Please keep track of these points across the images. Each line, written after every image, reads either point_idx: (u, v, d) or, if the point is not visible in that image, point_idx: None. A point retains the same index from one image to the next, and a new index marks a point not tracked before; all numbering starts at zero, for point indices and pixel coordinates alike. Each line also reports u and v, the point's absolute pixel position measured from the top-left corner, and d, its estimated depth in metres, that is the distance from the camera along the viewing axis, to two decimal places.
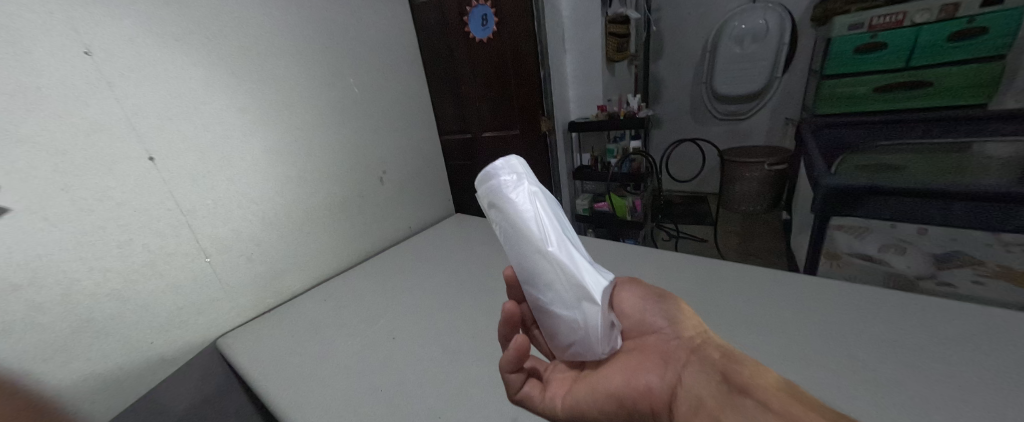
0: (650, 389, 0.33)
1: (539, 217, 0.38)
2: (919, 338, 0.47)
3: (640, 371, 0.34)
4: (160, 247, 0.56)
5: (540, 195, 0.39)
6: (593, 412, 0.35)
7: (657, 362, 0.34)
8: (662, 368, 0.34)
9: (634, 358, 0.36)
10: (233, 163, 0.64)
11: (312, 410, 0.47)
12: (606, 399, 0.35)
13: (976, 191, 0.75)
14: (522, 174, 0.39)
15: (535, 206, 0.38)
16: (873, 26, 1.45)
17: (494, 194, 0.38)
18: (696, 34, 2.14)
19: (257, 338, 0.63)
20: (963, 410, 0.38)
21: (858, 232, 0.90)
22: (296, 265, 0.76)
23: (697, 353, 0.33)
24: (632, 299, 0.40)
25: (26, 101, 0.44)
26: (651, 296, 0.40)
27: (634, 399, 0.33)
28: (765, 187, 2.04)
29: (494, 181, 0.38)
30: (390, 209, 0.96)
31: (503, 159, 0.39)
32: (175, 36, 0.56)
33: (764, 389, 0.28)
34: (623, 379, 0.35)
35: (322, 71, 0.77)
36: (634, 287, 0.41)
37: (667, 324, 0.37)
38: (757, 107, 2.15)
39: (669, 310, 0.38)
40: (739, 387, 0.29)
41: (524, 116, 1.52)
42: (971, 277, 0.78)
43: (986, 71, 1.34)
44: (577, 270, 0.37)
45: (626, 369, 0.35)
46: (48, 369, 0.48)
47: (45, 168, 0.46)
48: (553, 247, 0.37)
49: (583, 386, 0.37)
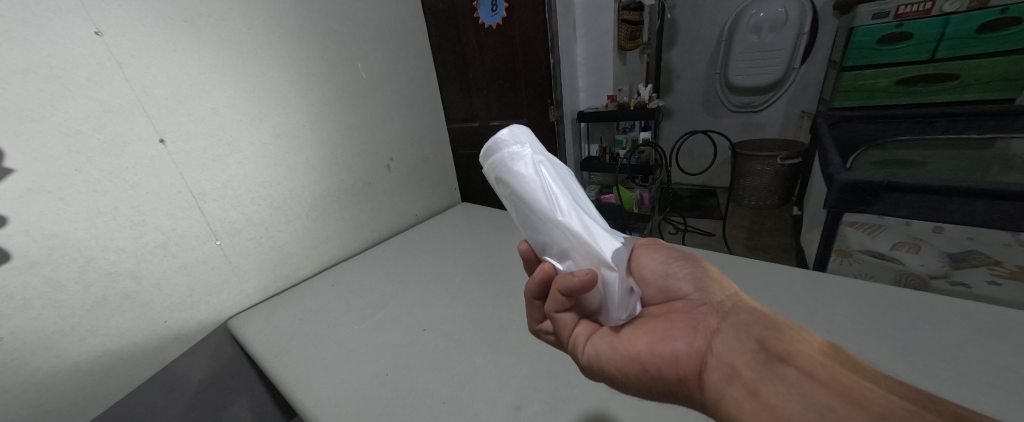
0: (677, 353, 0.31)
1: (545, 185, 0.37)
2: (934, 322, 0.47)
3: (667, 337, 0.33)
4: (171, 229, 0.57)
5: (545, 165, 0.38)
6: (612, 370, 0.35)
7: (686, 328, 0.32)
8: (692, 334, 0.32)
9: (658, 321, 0.35)
10: (242, 147, 0.64)
11: (321, 391, 0.47)
12: (627, 363, 0.34)
13: (1000, 191, 0.72)
14: (525, 143, 0.39)
15: (539, 173, 0.37)
16: (898, 15, 1.40)
17: (500, 169, 0.38)
18: (711, 22, 2.09)
19: (267, 319, 0.64)
20: (976, 397, 0.37)
21: (871, 230, 0.89)
22: (306, 249, 0.77)
23: (729, 318, 0.31)
24: (653, 263, 0.39)
25: (38, 80, 0.44)
26: (674, 257, 0.39)
27: (660, 365, 0.32)
28: (777, 181, 2.01)
29: (499, 154, 0.38)
30: (398, 196, 0.96)
31: (506, 130, 0.39)
32: (187, 18, 0.55)
33: (807, 355, 0.27)
34: (646, 345, 0.33)
35: (331, 55, 0.76)
36: (653, 251, 0.41)
37: (695, 289, 0.35)
38: (772, 99, 2.11)
39: (694, 273, 0.37)
40: (779, 354, 0.27)
41: (532, 105, 1.50)
42: (986, 278, 0.77)
43: (1015, 63, 1.29)
44: (590, 239, 0.36)
45: (649, 332, 0.34)
46: (66, 345, 0.49)
47: (58, 148, 0.46)
48: (564, 216, 0.37)
49: (603, 340, 0.36)
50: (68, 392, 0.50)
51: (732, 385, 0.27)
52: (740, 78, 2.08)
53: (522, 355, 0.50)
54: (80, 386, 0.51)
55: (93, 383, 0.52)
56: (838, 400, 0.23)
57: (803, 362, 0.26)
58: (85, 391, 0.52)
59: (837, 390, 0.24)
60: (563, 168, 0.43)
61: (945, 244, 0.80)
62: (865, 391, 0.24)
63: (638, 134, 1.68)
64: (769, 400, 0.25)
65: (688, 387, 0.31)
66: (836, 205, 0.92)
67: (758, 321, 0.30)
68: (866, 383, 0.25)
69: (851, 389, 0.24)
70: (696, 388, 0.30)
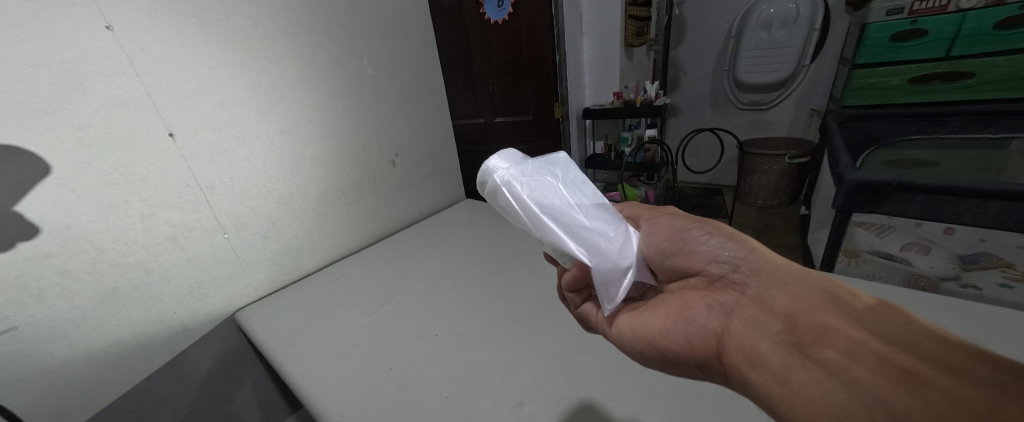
0: (698, 337, 0.33)
1: (520, 208, 0.37)
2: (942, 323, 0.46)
3: (686, 319, 0.34)
4: (180, 222, 0.58)
5: (514, 180, 0.38)
6: (634, 351, 0.37)
7: (704, 309, 0.34)
8: (712, 314, 0.33)
9: (677, 301, 0.36)
10: (249, 142, 0.65)
11: (327, 384, 0.48)
12: (648, 346, 0.36)
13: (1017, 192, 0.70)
14: (502, 168, 0.38)
15: (513, 198, 0.37)
16: (913, 11, 1.37)
17: (482, 196, 0.40)
18: (720, 19, 2.06)
19: (273, 312, 0.65)
20: None
21: (881, 230, 0.89)
22: (312, 243, 0.78)
23: (751, 295, 0.32)
24: (667, 235, 0.39)
25: (51, 74, 0.45)
26: (688, 226, 0.37)
27: (681, 349, 0.34)
28: (785, 180, 1.99)
29: (484, 186, 0.40)
30: (404, 189, 0.97)
31: (488, 161, 0.40)
32: (194, 13, 0.56)
33: (835, 332, 0.27)
34: (665, 329, 0.35)
35: (336, 50, 0.76)
36: (665, 220, 0.40)
37: (712, 262, 0.35)
38: (781, 97, 2.09)
39: (711, 241, 0.36)
40: (805, 333, 0.28)
41: (537, 101, 1.50)
42: (998, 280, 0.78)
43: None
44: (566, 247, 0.36)
45: (668, 316, 0.35)
46: (79, 334, 0.50)
47: (70, 141, 0.47)
48: (538, 230, 0.36)
49: (624, 322, 0.38)
50: (81, 380, 0.51)
51: (755, 371, 0.29)
52: (748, 75, 2.07)
53: (525, 351, 0.50)
54: (94, 374, 0.52)
55: (106, 372, 0.53)
56: (869, 380, 0.24)
57: (830, 340, 0.27)
58: (97, 380, 0.53)
59: (875, 371, 0.25)
60: (544, 164, 0.40)
61: (956, 245, 0.80)
62: (896, 365, 0.25)
63: (643, 131, 1.67)
64: (802, 388, 0.26)
65: (709, 365, 0.33)
66: (844, 205, 0.91)
67: (785, 293, 0.31)
68: (898, 354, 0.25)
69: (882, 365, 0.25)
70: (717, 367, 0.32)
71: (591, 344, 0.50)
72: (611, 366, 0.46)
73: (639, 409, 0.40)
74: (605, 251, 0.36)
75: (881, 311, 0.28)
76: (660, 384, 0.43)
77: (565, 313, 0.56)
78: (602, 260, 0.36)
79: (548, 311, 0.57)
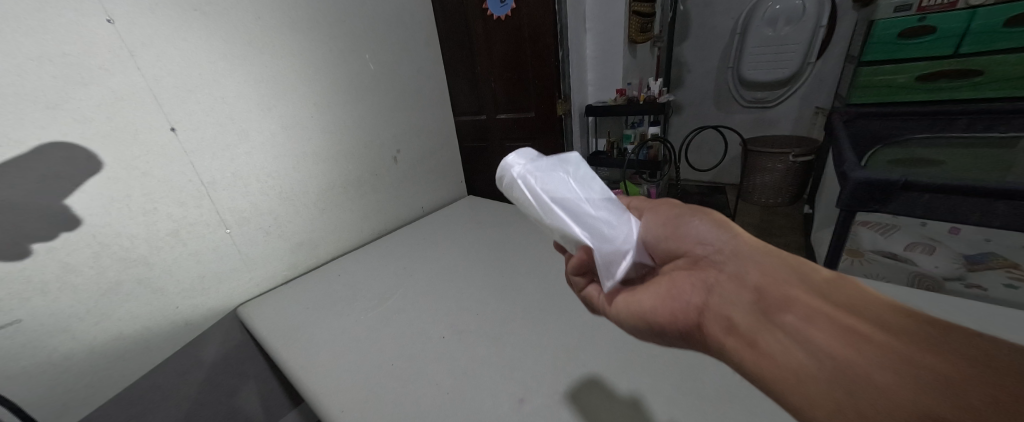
0: (682, 312, 0.33)
1: (533, 203, 0.37)
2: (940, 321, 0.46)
3: (672, 297, 0.34)
4: (182, 217, 0.58)
5: (529, 174, 0.38)
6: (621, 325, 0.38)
7: (690, 288, 0.34)
8: (697, 292, 0.33)
9: (664, 279, 0.36)
10: (251, 137, 0.65)
11: (328, 379, 0.48)
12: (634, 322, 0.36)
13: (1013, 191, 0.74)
14: (519, 163, 0.38)
15: (527, 193, 0.37)
16: (922, 8, 1.37)
17: (498, 189, 0.40)
18: (725, 15, 2.04)
19: (274, 307, 0.66)
20: None
21: (886, 229, 0.92)
22: (314, 239, 0.77)
23: (736, 273, 0.32)
24: (664, 222, 0.38)
25: (53, 68, 0.45)
26: (683, 214, 0.37)
27: (665, 323, 0.34)
28: (788, 178, 1.98)
29: (501, 181, 0.40)
30: (406, 185, 0.97)
31: (508, 156, 0.40)
32: (196, 7, 0.55)
33: (815, 309, 0.27)
34: (650, 306, 0.35)
35: (338, 44, 0.75)
36: (663, 207, 0.40)
37: (701, 243, 0.35)
38: (786, 95, 2.07)
39: (702, 223, 0.36)
40: (785, 310, 0.28)
41: (540, 98, 1.49)
42: (1003, 280, 0.81)
43: None
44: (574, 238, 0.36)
45: (654, 296, 0.35)
46: (82, 328, 0.51)
47: (72, 135, 0.47)
48: (549, 222, 0.36)
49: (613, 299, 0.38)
50: (83, 373, 0.51)
51: (736, 345, 0.29)
52: (752, 73, 2.07)
53: (526, 348, 0.50)
54: (97, 368, 0.53)
55: (108, 366, 0.54)
56: (844, 352, 0.24)
57: (811, 316, 0.27)
58: (100, 374, 0.53)
59: (851, 345, 0.25)
60: (558, 159, 0.40)
61: (962, 245, 0.83)
62: (874, 342, 0.24)
63: (646, 128, 1.65)
64: (779, 360, 0.27)
65: (693, 339, 0.33)
66: (849, 204, 0.93)
67: (769, 272, 0.30)
68: (878, 331, 0.25)
69: (859, 341, 0.24)
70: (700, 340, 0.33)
71: (592, 341, 0.49)
72: (612, 363, 0.45)
73: (641, 408, 0.40)
74: (613, 243, 0.36)
75: (863, 292, 0.27)
76: (661, 382, 0.42)
77: (566, 310, 0.56)
78: (609, 252, 0.36)
79: (549, 309, 0.57)
